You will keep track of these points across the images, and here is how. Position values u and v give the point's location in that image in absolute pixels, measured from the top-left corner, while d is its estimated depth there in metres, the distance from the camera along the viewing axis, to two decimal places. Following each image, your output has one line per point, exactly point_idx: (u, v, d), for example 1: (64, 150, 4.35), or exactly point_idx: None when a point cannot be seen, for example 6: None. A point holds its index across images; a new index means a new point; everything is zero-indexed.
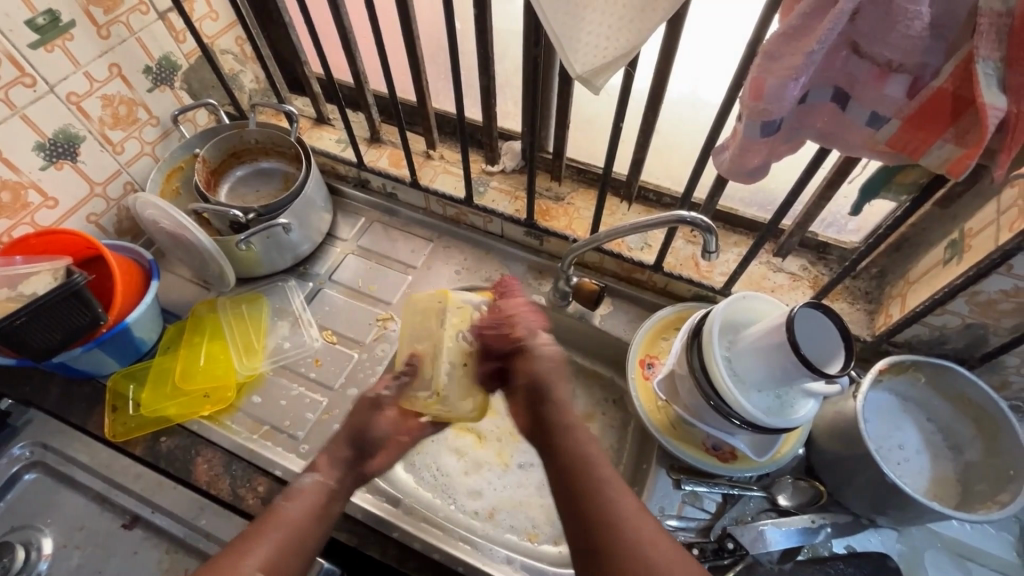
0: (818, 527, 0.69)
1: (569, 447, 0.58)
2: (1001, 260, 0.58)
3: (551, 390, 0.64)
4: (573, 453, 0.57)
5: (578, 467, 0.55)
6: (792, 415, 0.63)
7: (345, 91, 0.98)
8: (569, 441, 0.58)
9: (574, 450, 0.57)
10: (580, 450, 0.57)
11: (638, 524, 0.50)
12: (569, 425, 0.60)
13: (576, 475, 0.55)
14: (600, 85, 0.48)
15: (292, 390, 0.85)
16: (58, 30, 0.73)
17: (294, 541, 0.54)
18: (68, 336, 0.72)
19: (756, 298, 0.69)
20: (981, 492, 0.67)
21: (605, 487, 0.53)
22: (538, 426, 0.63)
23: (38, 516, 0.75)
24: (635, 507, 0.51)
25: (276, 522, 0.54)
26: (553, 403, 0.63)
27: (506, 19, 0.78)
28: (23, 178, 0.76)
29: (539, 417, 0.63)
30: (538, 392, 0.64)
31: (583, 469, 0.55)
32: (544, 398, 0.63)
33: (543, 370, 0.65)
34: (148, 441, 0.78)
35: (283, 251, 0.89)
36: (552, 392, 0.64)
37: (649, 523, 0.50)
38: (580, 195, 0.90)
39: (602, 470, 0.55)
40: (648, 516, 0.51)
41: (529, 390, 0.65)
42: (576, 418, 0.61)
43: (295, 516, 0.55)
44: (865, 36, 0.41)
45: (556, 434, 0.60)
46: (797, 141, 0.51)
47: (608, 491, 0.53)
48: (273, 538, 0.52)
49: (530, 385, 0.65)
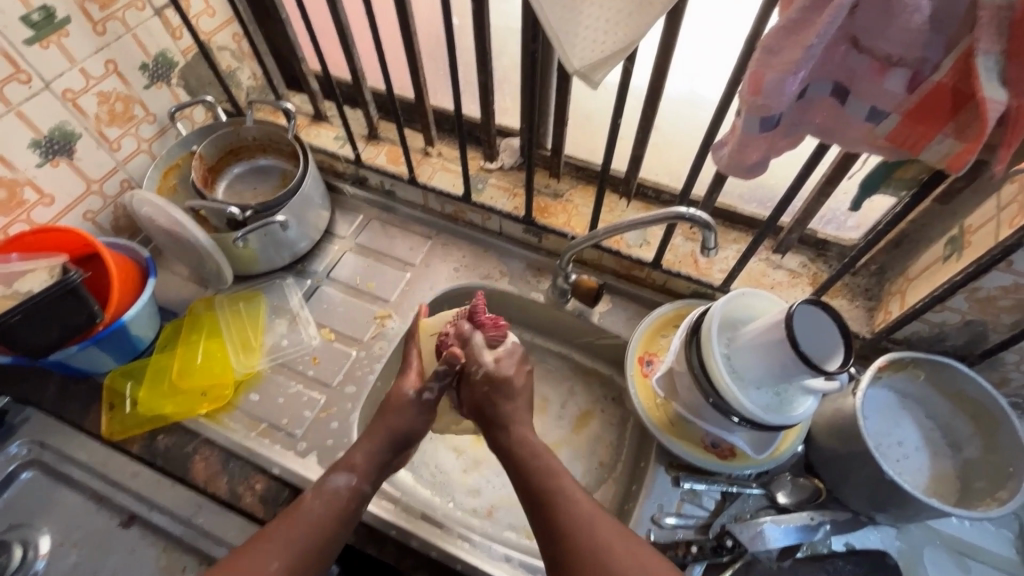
0: (817, 525, 0.69)
1: (525, 461, 0.63)
2: (1002, 256, 0.58)
3: (498, 412, 0.68)
4: (530, 467, 0.63)
5: (534, 480, 0.61)
6: (791, 412, 0.63)
7: (343, 88, 0.97)
8: (524, 456, 0.64)
9: (529, 467, 0.63)
10: (537, 464, 0.63)
11: (595, 525, 0.56)
12: (521, 440, 0.65)
13: (535, 487, 0.61)
14: (598, 81, 0.48)
15: (290, 388, 0.84)
16: (53, 26, 0.72)
17: (313, 542, 0.59)
18: (65, 333, 0.72)
19: (755, 295, 0.68)
20: (980, 489, 0.67)
21: (561, 496, 0.59)
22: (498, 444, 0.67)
23: (35, 514, 0.74)
24: (590, 510, 0.57)
25: (291, 523, 0.60)
26: (503, 423, 0.67)
27: (504, 15, 0.78)
28: (19, 175, 0.76)
29: (493, 434, 0.67)
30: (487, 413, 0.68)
31: (539, 480, 0.61)
32: (496, 424, 0.67)
33: (487, 393, 0.69)
34: (146, 439, 0.78)
35: (280, 249, 0.89)
36: (500, 412, 0.68)
37: (604, 524, 0.56)
38: (579, 191, 0.90)
39: (557, 480, 0.60)
40: (605, 517, 0.57)
41: (480, 415, 0.69)
42: (527, 431, 0.66)
43: (316, 518, 0.61)
44: (864, 30, 0.41)
45: (513, 449, 0.65)
46: (796, 137, 0.50)
47: (564, 499, 0.59)
48: (290, 541, 0.59)
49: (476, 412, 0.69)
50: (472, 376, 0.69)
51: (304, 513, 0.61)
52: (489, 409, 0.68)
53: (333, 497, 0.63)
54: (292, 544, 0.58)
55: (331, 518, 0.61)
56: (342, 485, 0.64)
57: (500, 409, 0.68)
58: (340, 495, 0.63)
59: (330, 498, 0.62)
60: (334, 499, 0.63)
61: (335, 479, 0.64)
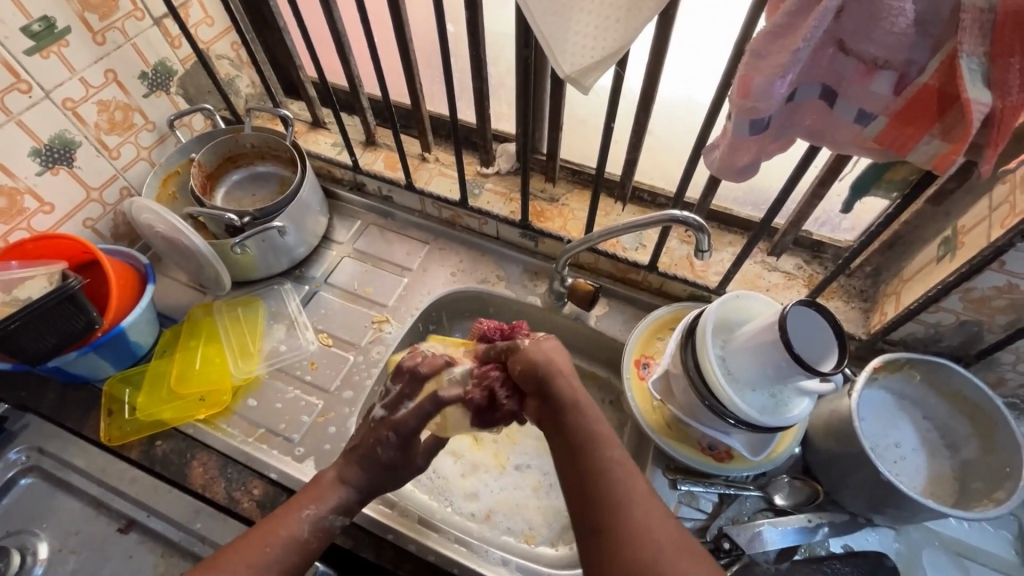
0: (815, 527, 0.69)
1: (574, 425, 0.59)
2: (994, 256, 0.58)
3: (554, 374, 0.62)
4: (583, 429, 0.58)
5: (587, 445, 0.57)
6: (787, 414, 0.63)
7: (340, 95, 0.98)
8: (576, 419, 0.59)
9: (583, 427, 0.58)
10: (589, 430, 0.58)
11: (645, 504, 0.53)
12: (576, 400, 0.61)
13: (586, 451, 0.56)
14: (589, 85, 0.48)
15: (288, 394, 0.84)
16: (54, 36, 0.73)
17: (295, 565, 0.59)
18: (63, 340, 0.72)
19: (750, 297, 0.69)
20: (977, 490, 0.67)
21: (612, 469, 0.55)
22: (547, 406, 0.62)
23: (34, 520, 0.75)
24: (642, 488, 0.54)
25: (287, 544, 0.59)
26: (558, 385, 0.62)
27: (499, 23, 0.79)
28: (19, 184, 0.77)
29: (543, 397, 0.62)
30: (538, 377, 0.63)
31: (589, 448, 0.57)
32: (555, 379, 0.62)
33: (545, 356, 0.64)
34: (144, 445, 0.78)
35: (279, 255, 0.89)
36: (552, 376, 0.62)
37: (653, 505, 0.53)
38: (575, 196, 0.91)
39: (610, 451, 0.56)
40: (654, 499, 0.53)
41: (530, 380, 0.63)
42: (581, 394, 0.61)
43: (305, 545, 0.60)
44: (849, 33, 0.41)
45: (565, 408, 0.60)
46: (786, 139, 0.51)
47: (618, 470, 0.55)
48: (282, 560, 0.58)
49: (528, 373, 0.63)
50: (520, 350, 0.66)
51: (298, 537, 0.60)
52: (545, 365, 0.63)
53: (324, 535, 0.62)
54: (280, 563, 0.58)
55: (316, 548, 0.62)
56: (336, 524, 0.63)
57: (554, 370, 0.62)
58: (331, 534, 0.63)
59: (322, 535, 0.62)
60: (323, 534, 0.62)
61: (332, 517, 0.63)
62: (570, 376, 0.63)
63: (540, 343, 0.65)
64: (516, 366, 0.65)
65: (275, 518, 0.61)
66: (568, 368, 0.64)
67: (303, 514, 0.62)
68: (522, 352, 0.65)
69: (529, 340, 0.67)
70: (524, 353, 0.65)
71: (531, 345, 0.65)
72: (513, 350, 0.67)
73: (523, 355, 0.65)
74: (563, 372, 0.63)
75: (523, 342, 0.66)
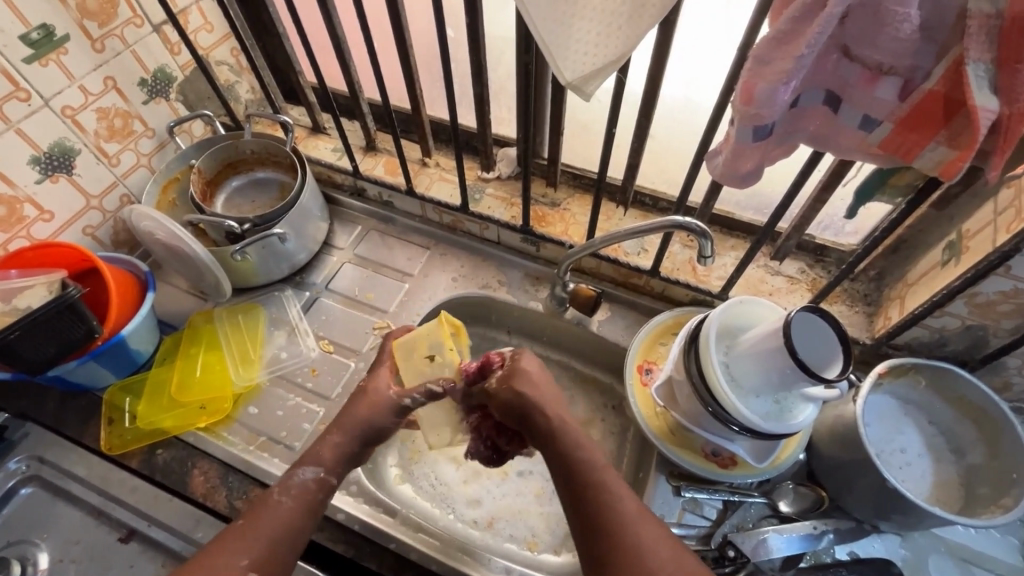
0: (821, 534, 0.69)
1: (565, 451, 0.60)
2: (1000, 261, 0.58)
3: (529, 405, 0.63)
4: (570, 458, 0.59)
5: (577, 474, 0.58)
6: (791, 421, 0.63)
7: (340, 100, 0.98)
8: (566, 445, 0.60)
9: (570, 456, 0.59)
10: (579, 455, 0.59)
11: (640, 527, 0.54)
12: (559, 426, 0.62)
13: (578, 481, 0.57)
14: (591, 92, 0.48)
15: (289, 401, 0.84)
16: (53, 44, 0.73)
17: (279, 538, 0.57)
18: (63, 348, 0.72)
19: (754, 302, 0.68)
20: (982, 496, 0.66)
21: (606, 493, 0.56)
22: (534, 434, 0.63)
23: (34, 530, 0.74)
24: (635, 510, 0.55)
25: (264, 517, 0.57)
26: (536, 413, 0.63)
27: (499, 28, 0.79)
28: (19, 192, 0.76)
29: (527, 425, 0.64)
30: (518, 413, 0.64)
31: (581, 473, 0.58)
32: (531, 410, 0.63)
33: (512, 392, 0.64)
34: (144, 454, 0.78)
35: (279, 261, 0.89)
36: (533, 405, 0.63)
37: (648, 527, 0.54)
38: (576, 201, 0.90)
39: (604, 475, 0.57)
40: (649, 518, 0.55)
41: (513, 414, 0.65)
42: (564, 418, 0.62)
43: (284, 509, 0.58)
44: (855, 39, 0.41)
45: (549, 436, 0.62)
46: (789, 145, 0.51)
47: (609, 496, 0.56)
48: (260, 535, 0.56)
49: (511, 412, 0.65)
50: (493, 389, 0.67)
51: (272, 509, 0.58)
52: (521, 401, 0.64)
53: (302, 491, 0.60)
54: (261, 542, 0.55)
55: (298, 508, 0.59)
56: (310, 477, 0.61)
57: (532, 397, 0.64)
58: (308, 488, 0.60)
59: (300, 492, 0.60)
60: (302, 493, 0.60)
61: (302, 471, 0.61)
62: (543, 399, 0.64)
63: (504, 380, 0.66)
64: (498, 411, 0.67)
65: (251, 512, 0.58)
66: (543, 393, 0.64)
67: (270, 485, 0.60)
68: (494, 395, 0.66)
69: (496, 378, 0.67)
70: (496, 397, 0.66)
71: (499, 385, 0.66)
72: (488, 394, 0.68)
73: (497, 398, 0.66)
74: (538, 395, 0.64)
75: (491, 386, 0.67)
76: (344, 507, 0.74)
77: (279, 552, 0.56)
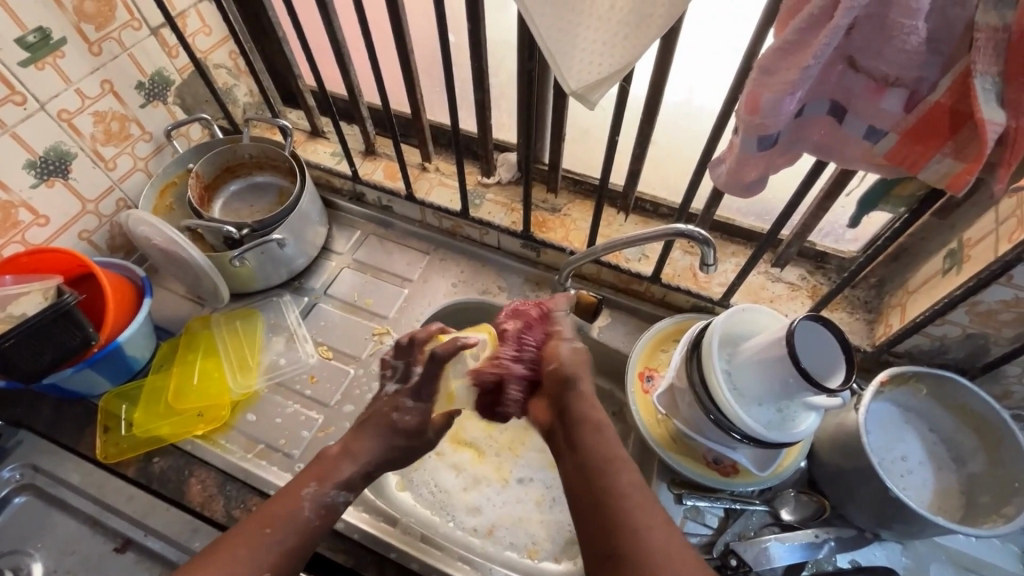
0: (821, 542, 0.69)
1: (592, 444, 0.58)
2: (1001, 271, 0.57)
3: (573, 390, 0.63)
4: (597, 453, 0.57)
5: (603, 467, 0.55)
6: (794, 429, 0.63)
7: (340, 104, 0.97)
8: (595, 439, 0.58)
9: (598, 451, 0.57)
10: (609, 452, 0.56)
11: (662, 529, 0.49)
12: (593, 423, 0.60)
13: (603, 475, 0.54)
14: (595, 101, 0.48)
15: (288, 408, 0.83)
16: (49, 47, 0.72)
17: (296, 547, 0.58)
18: (59, 356, 0.71)
19: (756, 310, 0.68)
20: (984, 505, 0.66)
21: (632, 497, 0.52)
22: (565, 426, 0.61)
23: (28, 540, 0.73)
24: (660, 513, 0.51)
25: (288, 528, 0.58)
26: (577, 401, 0.62)
27: (501, 33, 0.78)
28: (13, 197, 0.75)
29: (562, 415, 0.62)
30: (562, 387, 0.63)
31: (606, 467, 0.55)
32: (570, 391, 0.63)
33: (574, 365, 0.64)
34: (140, 462, 0.77)
35: (277, 267, 0.88)
36: (575, 391, 0.63)
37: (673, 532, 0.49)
38: (576, 206, 0.90)
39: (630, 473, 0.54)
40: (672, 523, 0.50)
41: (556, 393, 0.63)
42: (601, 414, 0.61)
43: (307, 524, 0.59)
44: (860, 50, 0.41)
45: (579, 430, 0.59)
46: (793, 154, 0.50)
47: (634, 493, 0.52)
48: (278, 544, 0.57)
49: (557, 378, 0.64)
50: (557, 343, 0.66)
51: (291, 513, 0.59)
52: (571, 380, 0.63)
53: (327, 512, 0.61)
54: (275, 551, 0.56)
55: (319, 527, 0.60)
56: (340, 501, 0.62)
57: (579, 386, 0.63)
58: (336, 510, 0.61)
59: (324, 513, 0.61)
60: (328, 514, 0.61)
61: (335, 492, 0.62)
62: (586, 393, 0.63)
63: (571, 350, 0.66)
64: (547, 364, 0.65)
65: (266, 512, 0.59)
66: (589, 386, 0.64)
67: (304, 492, 0.61)
68: (557, 353, 0.66)
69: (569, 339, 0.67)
70: (558, 356, 0.65)
71: (570, 349, 0.66)
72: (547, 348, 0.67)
73: (558, 355, 0.65)
74: (584, 385, 0.63)
75: (563, 343, 0.66)
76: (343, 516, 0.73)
77: (292, 558, 0.57)
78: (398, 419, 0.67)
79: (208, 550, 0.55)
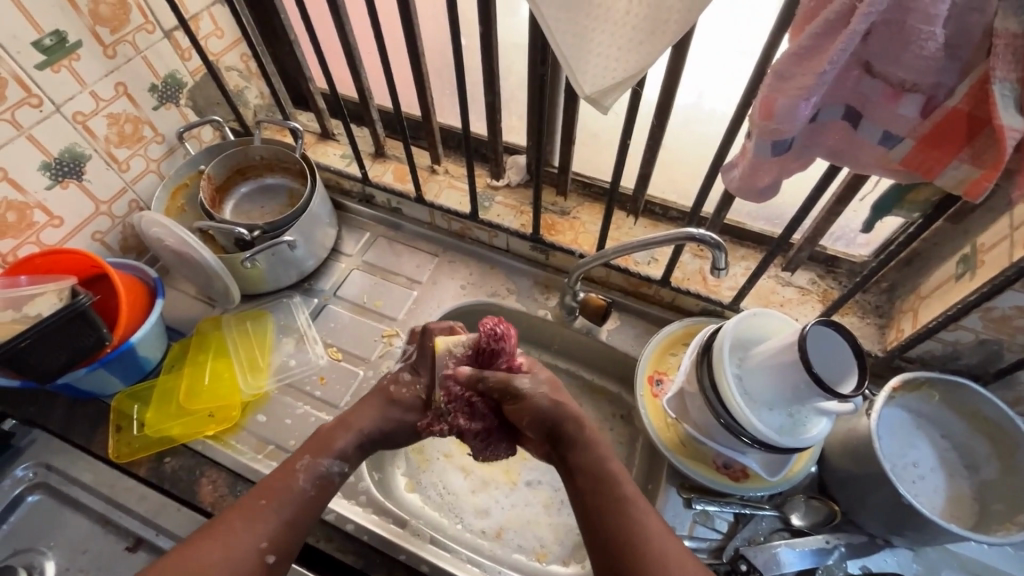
0: (832, 548, 0.68)
1: (590, 460, 0.61)
2: (1016, 277, 0.57)
3: (565, 411, 0.65)
4: (596, 471, 0.60)
5: (603, 486, 0.59)
6: (806, 435, 0.62)
7: (350, 106, 0.98)
8: (593, 456, 0.62)
9: (596, 468, 0.61)
10: (606, 468, 0.60)
11: (666, 543, 0.55)
12: (586, 439, 0.63)
13: (604, 493, 0.58)
14: (608, 105, 0.48)
15: (297, 409, 0.84)
16: (65, 49, 0.73)
17: (297, 517, 0.61)
18: (74, 356, 0.72)
19: (766, 314, 0.67)
20: (997, 512, 0.66)
21: (635, 513, 0.56)
22: (560, 444, 0.65)
23: (40, 538, 0.74)
24: (661, 528, 0.56)
25: (284, 499, 0.61)
26: (570, 421, 0.65)
27: (511, 35, 0.78)
28: (29, 198, 0.76)
29: (555, 436, 0.65)
30: (547, 423, 0.65)
31: (607, 484, 0.59)
32: (557, 426, 0.65)
33: (550, 400, 0.66)
34: (152, 462, 0.77)
35: (288, 268, 0.89)
36: (565, 417, 0.65)
37: (675, 545, 0.55)
38: (585, 209, 0.90)
39: (628, 489, 0.58)
40: (673, 537, 0.56)
41: (540, 425, 0.66)
42: (594, 432, 0.64)
43: (303, 496, 0.62)
44: (877, 56, 0.40)
45: (575, 446, 0.63)
46: (807, 159, 0.50)
47: (634, 509, 0.57)
48: (278, 515, 0.59)
49: (538, 420, 0.66)
50: (523, 392, 0.67)
51: (291, 487, 0.62)
52: (558, 411, 0.65)
53: (323, 484, 0.64)
54: (275, 521, 0.59)
55: (316, 499, 0.63)
56: (335, 471, 0.65)
57: (567, 410, 0.66)
58: (330, 481, 0.64)
59: (320, 483, 0.64)
60: (323, 484, 0.64)
61: (329, 462, 0.65)
62: (577, 412, 0.66)
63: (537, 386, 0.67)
64: (522, 416, 0.67)
65: (265, 483, 0.62)
66: (576, 406, 0.67)
67: (299, 464, 0.64)
68: (524, 399, 0.66)
69: (528, 380, 0.68)
70: (526, 401, 0.66)
71: (531, 389, 0.67)
72: (512, 394, 0.67)
73: (527, 401, 0.66)
74: (568, 407, 0.67)
75: (524, 387, 0.67)
76: (352, 517, 0.73)
77: (293, 530, 0.60)
78: (395, 391, 0.73)
79: (207, 526, 0.58)
